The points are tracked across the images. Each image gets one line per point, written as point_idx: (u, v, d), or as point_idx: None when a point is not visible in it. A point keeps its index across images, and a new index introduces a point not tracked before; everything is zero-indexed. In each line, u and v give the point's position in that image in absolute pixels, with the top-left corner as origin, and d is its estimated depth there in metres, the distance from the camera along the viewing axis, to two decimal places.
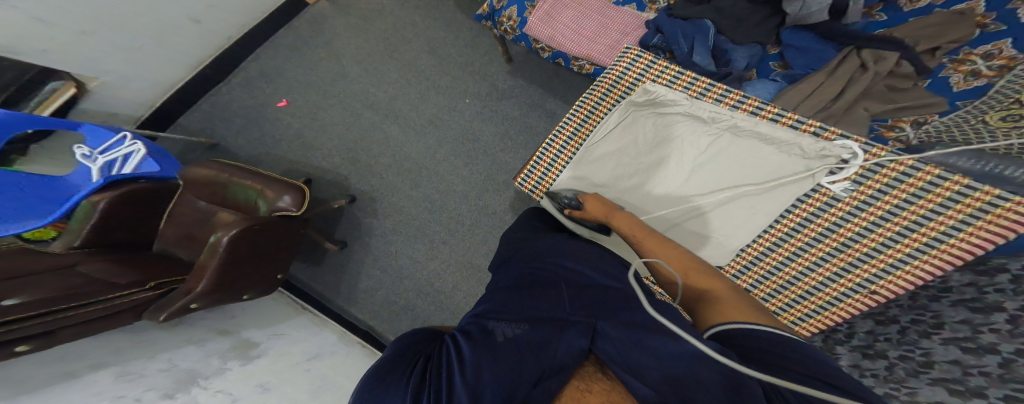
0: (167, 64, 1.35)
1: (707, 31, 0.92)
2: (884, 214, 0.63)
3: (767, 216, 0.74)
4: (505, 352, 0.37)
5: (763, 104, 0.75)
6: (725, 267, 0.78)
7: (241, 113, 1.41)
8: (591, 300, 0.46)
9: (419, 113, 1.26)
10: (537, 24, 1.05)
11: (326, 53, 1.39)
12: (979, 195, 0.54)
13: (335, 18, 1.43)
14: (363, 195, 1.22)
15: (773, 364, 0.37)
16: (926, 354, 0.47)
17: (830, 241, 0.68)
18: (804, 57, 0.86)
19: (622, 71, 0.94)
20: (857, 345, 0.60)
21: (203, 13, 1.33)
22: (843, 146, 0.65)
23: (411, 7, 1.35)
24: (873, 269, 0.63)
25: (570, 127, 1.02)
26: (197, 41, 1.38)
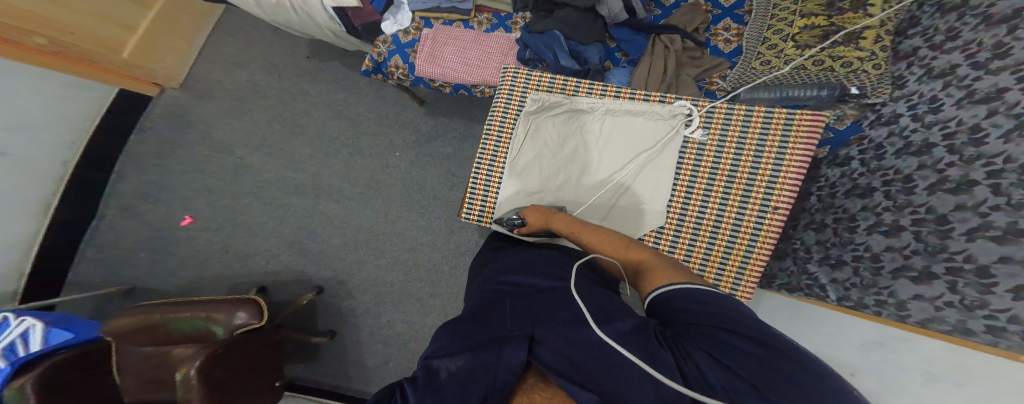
0: (12, 220, 1.10)
1: (561, 39, 0.96)
2: (736, 149, 0.80)
3: (669, 172, 0.85)
4: (447, 389, 0.43)
5: (619, 88, 0.88)
6: (665, 226, 0.86)
7: (145, 243, 1.23)
8: (529, 311, 0.54)
9: (352, 182, 1.22)
10: (425, 66, 1.01)
11: (213, 147, 1.23)
12: (777, 116, 0.75)
13: (202, 104, 1.24)
14: (330, 281, 1.21)
15: (687, 324, 0.46)
16: (867, 249, 0.66)
17: (717, 182, 0.82)
18: (633, 45, 0.98)
19: (508, 93, 0.95)
20: (818, 258, 0.76)
21: (5, 141, 1.02)
22: (682, 105, 0.83)
23: (293, 76, 1.24)
24: (758, 194, 0.78)
25: (487, 156, 0.95)
26: (30, 178, 1.12)
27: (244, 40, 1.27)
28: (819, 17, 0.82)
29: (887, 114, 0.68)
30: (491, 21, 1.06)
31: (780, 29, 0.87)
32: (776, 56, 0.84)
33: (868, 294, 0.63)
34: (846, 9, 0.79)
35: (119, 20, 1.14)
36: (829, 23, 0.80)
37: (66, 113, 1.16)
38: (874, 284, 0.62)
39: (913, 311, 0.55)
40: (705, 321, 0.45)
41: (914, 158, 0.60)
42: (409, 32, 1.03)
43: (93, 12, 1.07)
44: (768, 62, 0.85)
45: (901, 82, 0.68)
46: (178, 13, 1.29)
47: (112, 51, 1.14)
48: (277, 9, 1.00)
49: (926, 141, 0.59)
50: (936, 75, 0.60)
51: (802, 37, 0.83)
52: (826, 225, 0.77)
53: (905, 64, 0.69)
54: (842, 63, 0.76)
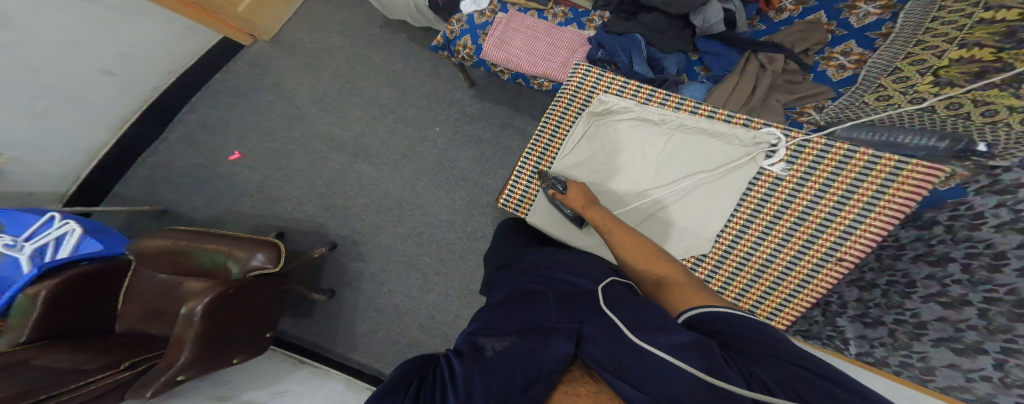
0: (86, 127, 1.21)
1: (640, 45, 1.01)
2: (820, 188, 0.75)
3: (728, 201, 0.83)
4: (492, 366, 0.45)
5: (699, 104, 0.88)
6: (708, 254, 0.85)
7: (190, 171, 1.30)
8: (575, 307, 0.52)
9: (389, 148, 1.25)
10: (492, 50, 1.09)
11: (279, 95, 1.32)
12: (882, 164, 0.69)
13: (281, 59, 1.36)
14: (344, 239, 1.19)
15: (754, 354, 0.43)
16: (915, 314, 0.61)
17: (785, 218, 0.78)
18: (719, 61, 1.01)
19: (574, 91, 1.01)
20: (855, 314, 0.72)
21: (119, 63, 1.20)
22: (769, 133, 0.79)
23: (364, 43, 1.32)
24: (830, 236, 0.74)
25: (539, 147, 1.04)
26: (121, 96, 1.26)
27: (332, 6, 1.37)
28: (987, 49, 0.66)
29: (1005, 182, 0.52)
30: (566, 14, 1.14)
31: (924, 59, 0.78)
32: (900, 92, 0.78)
33: (896, 355, 0.63)
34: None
35: None
36: (995, 57, 0.64)
37: (172, 49, 1.32)
38: (907, 347, 0.62)
39: (939, 377, 0.57)
40: (748, 349, 0.44)
41: (1017, 234, 0.50)
42: (484, 13, 1.11)
43: None
44: (886, 97, 0.80)
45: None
46: None
47: (231, 5, 1.30)
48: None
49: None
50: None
51: (949, 72, 0.71)
52: (876, 286, 0.70)
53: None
54: (985, 110, 0.62)
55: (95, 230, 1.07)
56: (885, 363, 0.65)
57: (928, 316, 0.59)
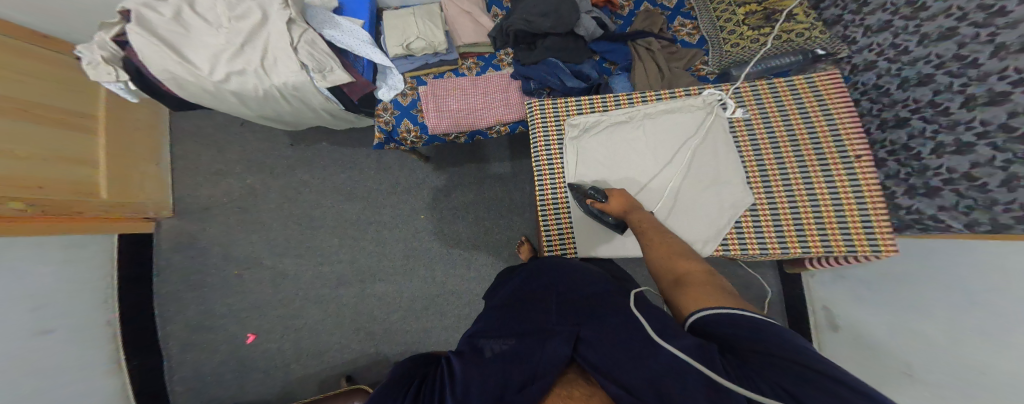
0: (93, 384, 1.09)
1: (560, 64, 0.93)
2: (784, 122, 0.85)
3: (728, 155, 0.85)
4: (489, 365, 0.43)
5: (644, 93, 0.91)
6: (757, 205, 0.83)
7: (220, 365, 1.26)
8: (579, 308, 0.52)
9: (390, 258, 1.21)
10: (438, 124, 0.93)
11: (240, 265, 1.25)
12: (800, 82, 0.87)
13: (206, 229, 1.27)
14: (407, 353, 1.19)
15: (756, 356, 0.40)
16: (947, 170, 0.71)
17: (784, 151, 0.84)
18: (617, 54, 0.99)
19: (544, 135, 0.90)
20: (920, 192, 0.77)
21: (45, 319, 1.00)
22: (711, 93, 0.88)
23: (287, 168, 1.25)
24: (832, 152, 0.81)
25: (551, 213, 0.88)
26: (82, 344, 1.09)
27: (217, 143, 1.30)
28: (752, 5, 0.99)
29: (860, 63, 0.89)
30: (478, 64, 0.99)
31: (728, 18, 1.00)
32: (741, 38, 0.96)
33: (993, 211, 0.65)
34: None
35: (76, 157, 1.06)
36: (763, 9, 0.98)
37: (82, 273, 1.13)
38: (993, 202, 0.65)
39: None
40: (754, 350, 0.41)
41: (923, 88, 0.75)
42: (405, 94, 0.95)
43: (46, 154, 1.00)
44: (736, 43, 0.97)
45: (850, 40, 0.91)
46: (131, 135, 1.21)
47: (88, 194, 1.09)
48: (265, 102, 0.92)
49: (920, 74, 0.75)
50: (875, 31, 0.85)
51: (751, 22, 0.97)
52: (886, 161, 0.84)
53: (840, 27, 0.94)
54: (795, 34, 0.94)
55: None
56: (976, 222, 0.68)
57: (959, 166, 0.69)
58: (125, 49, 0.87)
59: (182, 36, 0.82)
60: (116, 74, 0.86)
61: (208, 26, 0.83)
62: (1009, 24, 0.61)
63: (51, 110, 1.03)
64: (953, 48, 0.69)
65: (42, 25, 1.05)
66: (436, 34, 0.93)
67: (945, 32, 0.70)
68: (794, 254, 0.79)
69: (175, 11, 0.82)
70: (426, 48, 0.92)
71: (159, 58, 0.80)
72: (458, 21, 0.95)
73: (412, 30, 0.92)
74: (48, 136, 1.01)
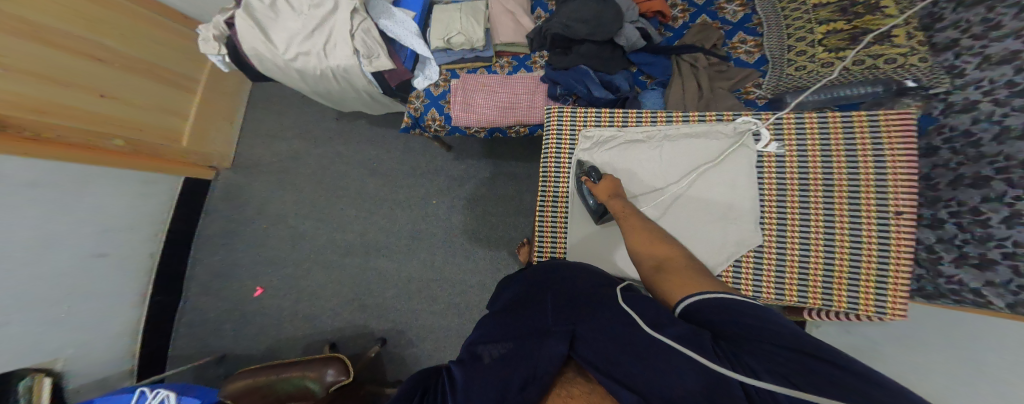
0: (115, 308, 1.22)
1: (589, 73, 0.99)
2: (822, 160, 0.79)
3: (746, 187, 0.83)
4: (490, 371, 0.42)
5: (670, 113, 0.91)
6: (765, 245, 0.82)
7: (226, 316, 1.36)
8: (574, 306, 0.50)
9: (396, 236, 1.29)
10: (461, 116, 1.06)
11: (270, 222, 1.40)
12: (856, 120, 0.76)
13: (253, 183, 1.46)
14: (391, 332, 1.23)
15: (756, 345, 0.39)
16: (1013, 241, 0.60)
17: (813, 193, 0.79)
18: (656, 68, 1.01)
19: (558, 134, 0.97)
20: (956, 259, 0.69)
21: (104, 243, 1.18)
22: (745, 121, 0.84)
23: (329, 143, 1.41)
24: (869, 201, 0.74)
25: (548, 206, 0.96)
26: (124, 273, 1.25)
27: (279, 114, 1.52)
28: (838, 22, 0.88)
29: (959, 103, 0.71)
30: (511, 64, 1.10)
31: (801, 36, 0.92)
32: (810, 61, 0.88)
33: None
34: (863, 12, 0.86)
35: (175, 110, 1.31)
36: (851, 25, 0.86)
37: (148, 209, 1.31)
38: None
39: None
40: (759, 340, 0.40)
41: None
42: (439, 84, 1.10)
43: (151, 105, 1.24)
44: (802, 67, 0.89)
45: (957, 72, 0.71)
46: (217, 101, 1.46)
47: (172, 141, 1.30)
48: (320, 79, 1.10)
49: None
50: (995, 62, 0.65)
51: (829, 41, 0.88)
52: (945, 222, 0.72)
53: (951, 54, 0.73)
54: (884, 60, 0.81)
55: (185, 390, 1.00)
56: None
57: None
58: (230, 29, 1.10)
59: (270, 19, 1.04)
60: (218, 48, 1.10)
61: (291, 12, 1.04)
62: None
63: (166, 72, 1.29)
64: None
65: (185, 7, 1.35)
66: (476, 31, 1.03)
67: None
68: (789, 302, 0.79)
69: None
70: (465, 43, 1.03)
71: (250, 36, 1.02)
72: (499, 19, 1.06)
73: (455, 26, 1.04)
74: (162, 93, 1.27)
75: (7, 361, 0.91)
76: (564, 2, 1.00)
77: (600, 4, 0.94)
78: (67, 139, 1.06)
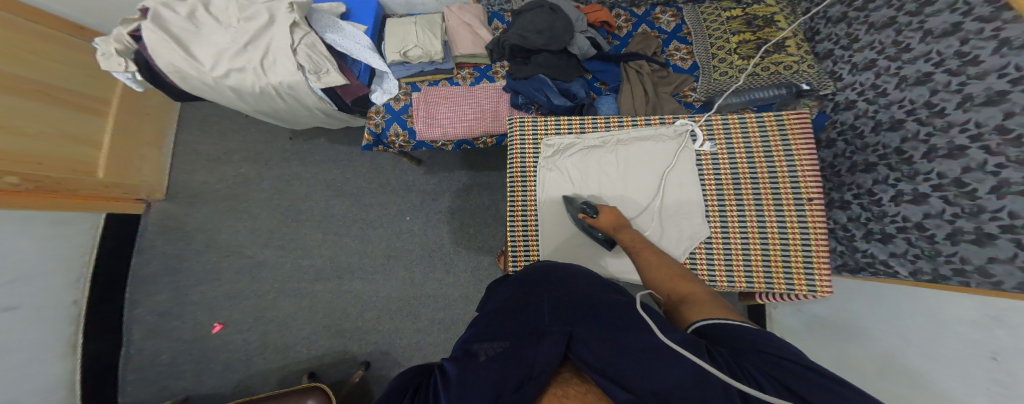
0: (43, 365, 1.07)
1: (549, 82, 0.98)
2: (748, 157, 0.88)
3: (691, 184, 0.90)
4: (484, 369, 0.43)
5: (620, 118, 0.95)
6: (712, 237, 0.88)
7: (184, 357, 1.24)
8: (567, 309, 0.53)
9: (370, 256, 1.24)
10: (426, 130, 1.02)
11: (223, 252, 1.27)
12: (768, 120, 0.88)
13: (195, 212, 1.31)
14: (375, 353, 1.20)
15: (744, 347, 0.46)
16: (903, 218, 0.73)
17: (744, 186, 0.88)
18: (609, 75, 1.03)
19: (521, 144, 0.97)
20: (865, 235, 0.82)
21: (12, 294, 0.99)
22: (683, 123, 0.91)
23: (282, 162, 1.30)
24: (788, 191, 0.85)
25: (518, 217, 0.97)
26: (45, 325, 1.09)
27: (218, 133, 1.36)
28: (746, 34, 0.98)
29: (843, 101, 0.88)
30: (473, 74, 1.07)
31: (721, 44, 0.99)
32: (730, 67, 0.96)
33: (938, 263, 0.67)
34: (763, 26, 0.97)
35: (84, 137, 1.12)
36: (757, 37, 0.97)
37: (63, 251, 1.14)
38: (936, 253, 0.67)
39: (998, 274, 0.58)
40: (748, 344, 0.46)
41: (893, 133, 0.75)
42: (399, 98, 1.04)
43: (53, 133, 1.06)
44: (725, 72, 0.96)
45: (837, 77, 0.89)
46: (139, 121, 1.28)
47: (88, 174, 1.13)
48: (262, 98, 0.99)
49: (893, 118, 0.75)
50: (861, 69, 0.84)
51: (743, 50, 0.96)
52: (851, 203, 0.85)
53: (830, 63, 0.92)
54: (785, 66, 0.93)
55: None
56: (921, 271, 0.70)
57: (914, 215, 0.71)
58: (139, 43, 0.94)
59: (191, 33, 0.91)
60: (125, 65, 0.94)
61: (217, 25, 0.92)
62: (980, 73, 0.60)
63: (71, 94, 1.11)
64: (925, 94, 0.69)
65: (81, 17, 1.18)
66: (433, 43, 0.99)
67: (921, 77, 0.70)
68: (739, 287, 0.87)
69: (188, 11, 0.91)
70: (422, 56, 0.98)
71: (165, 52, 0.89)
72: (458, 31, 1.03)
73: (411, 38, 0.99)
74: (63, 117, 1.08)
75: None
76: (518, 14, 0.99)
77: (551, 15, 0.95)
78: None
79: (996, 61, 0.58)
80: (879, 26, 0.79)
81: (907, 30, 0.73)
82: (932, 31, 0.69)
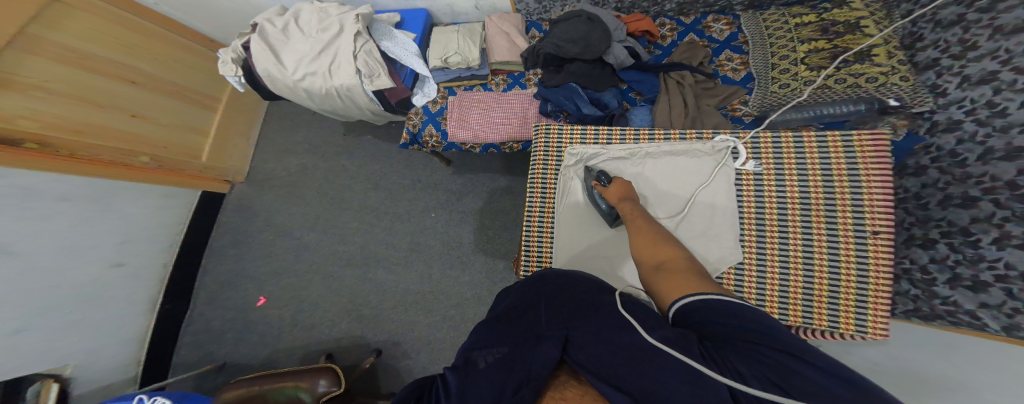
0: (127, 314, 1.28)
1: (579, 90, 1.04)
2: (798, 178, 0.81)
3: (727, 204, 0.86)
4: (482, 377, 0.44)
5: (653, 131, 0.95)
6: (745, 261, 0.83)
7: (230, 324, 1.40)
8: (563, 312, 0.51)
9: (395, 248, 1.33)
10: (456, 132, 1.11)
11: (276, 233, 1.45)
12: (828, 139, 0.80)
13: (262, 197, 1.53)
14: (386, 343, 1.24)
15: (731, 342, 0.41)
16: (1006, 264, 0.60)
17: (791, 210, 0.81)
18: (645, 85, 1.05)
19: (543, 151, 1.02)
20: (943, 280, 0.68)
21: (118, 253, 1.24)
22: (724, 140, 0.88)
23: (337, 157, 1.49)
24: (846, 219, 0.76)
25: (535, 220, 1.00)
26: (138, 281, 1.31)
27: (292, 132, 1.61)
28: (819, 42, 0.93)
29: (944, 121, 0.74)
30: (507, 81, 1.17)
31: (785, 54, 0.95)
32: (794, 79, 0.92)
33: None
34: (842, 32, 0.92)
35: (196, 128, 1.41)
36: (832, 45, 0.91)
37: (164, 221, 1.39)
38: None
39: None
40: (750, 339, 0.40)
41: (1007, 163, 0.61)
42: (437, 101, 1.17)
43: (176, 123, 1.35)
44: (787, 84, 0.92)
45: (940, 91, 0.76)
46: (236, 118, 1.56)
47: (193, 157, 1.40)
48: (326, 98, 1.18)
49: (1009, 145, 0.61)
50: (976, 82, 0.69)
51: (812, 60, 0.92)
52: (934, 242, 0.71)
53: (932, 73, 0.79)
54: (864, 78, 0.85)
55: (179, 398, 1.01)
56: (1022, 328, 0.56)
57: None
58: (246, 52, 1.19)
59: (281, 43, 1.14)
60: (235, 70, 1.18)
61: (302, 36, 1.15)
62: None
63: (194, 92, 1.42)
64: None
65: (214, 33, 1.53)
66: (472, 51, 1.12)
67: None
68: (770, 313, 0.80)
69: (283, 25, 1.15)
70: (461, 62, 1.11)
71: (264, 60, 1.11)
72: (496, 40, 1.14)
73: (452, 46, 1.13)
74: (184, 112, 1.37)
75: (24, 364, 0.98)
76: (556, 23, 1.07)
77: (588, 26, 1.01)
78: (100, 155, 1.14)
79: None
80: (996, 29, 0.67)
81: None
82: None
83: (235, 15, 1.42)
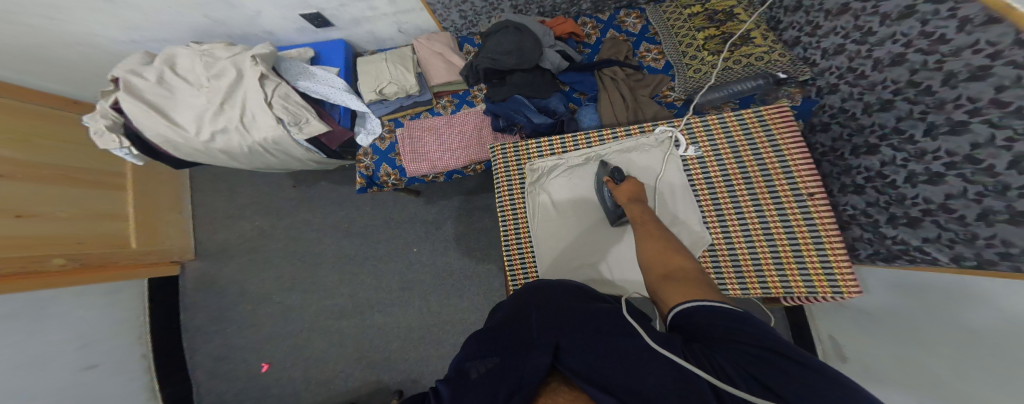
0: None
1: (525, 101, 0.92)
2: (734, 156, 0.80)
3: (682, 192, 0.82)
4: (477, 387, 0.36)
5: (599, 132, 0.88)
6: (715, 243, 0.78)
7: (241, 395, 1.31)
8: (555, 317, 0.46)
9: (385, 291, 1.29)
10: (413, 166, 0.98)
11: (253, 301, 1.37)
12: (749, 117, 0.81)
13: (222, 266, 1.41)
14: (406, 382, 1.22)
15: (716, 339, 0.39)
16: (923, 199, 0.64)
17: (736, 185, 0.79)
18: (585, 85, 0.96)
19: (507, 173, 0.91)
20: (890, 217, 0.71)
21: (89, 356, 1.12)
22: (664, 130, 0.84)
23: (292, 211, 1.39)
24: (786, 190, 0.75)
25: (516, 259, 0.88)
26: (119, 378, 1.20)
27: (229, 192, 1.46)
28: (711, 29, 0.94)
29: (825, 85, 0.83)
30: (453, 102, 1.03)
31: (688, 42, 0.94)
32: (702, 64, 0.91)
33: (976, 247, 0.57)
34: (724, 19, 0.94)
35: (112, 214, 1.23)
36: (722, 31, 0.93)
37: (118, 313, 1.26)
38: (973, 236, 0.57)
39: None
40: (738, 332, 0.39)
41: (886, 113, 0.68)
42: (384, 137, 1.02)
43: (82, 212, 1.15)
44: (699, 69, 0.91)
45: (811, 62, 0.85)
46: (155, 190, 1.37)
47: (122, 245, 1.25)
48: (252, 155, 1.00)
49: (881, 100, 0.69)
50: (832, 53, 0.80)
51: (710, 46, 0.92)
52: (868, 187, 0.75)
53: (801, 49, 0.88)
54: (755, 58, 0.89)
55: None
56: (963, 257, 0.60)
57: (934, 196, 0.62)
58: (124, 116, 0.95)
59: (165, 98, 0.92)
60: (118, 140, 0.95)
61: (188, 86, 0.93)
62: (953, 51, 0.56)
63: (87, 172, 1.20)
64: (905, 73, 0.64)
65: (74, 93, 1.28)
66: (408, 77, 0.98)
67: (895, 57, 0.66)
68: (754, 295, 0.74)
69: (155, 76, 0.92)
70: (399, 91, 0.96)
71: (150, 123, 0.90)
72: (430, 62, 1.00)
73: (384, 76, 0.98)
74: (89, 196, 1.18)
75: None
76: (484, 37, 0.94)
77: (517, 34, 0.90)
78: (11, 269, 0.98)
79: (965, 39, 0.53)
80: (836, 12, 0.78)
81: (863, 15, 0.71)
82: (887, 16, 0.66)
83: (95, 68, 1.19)
